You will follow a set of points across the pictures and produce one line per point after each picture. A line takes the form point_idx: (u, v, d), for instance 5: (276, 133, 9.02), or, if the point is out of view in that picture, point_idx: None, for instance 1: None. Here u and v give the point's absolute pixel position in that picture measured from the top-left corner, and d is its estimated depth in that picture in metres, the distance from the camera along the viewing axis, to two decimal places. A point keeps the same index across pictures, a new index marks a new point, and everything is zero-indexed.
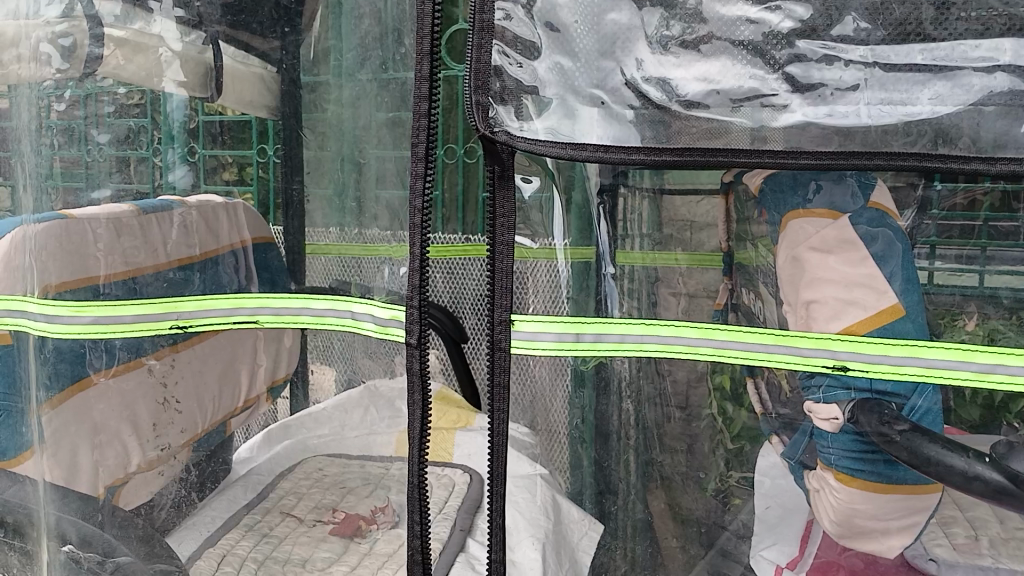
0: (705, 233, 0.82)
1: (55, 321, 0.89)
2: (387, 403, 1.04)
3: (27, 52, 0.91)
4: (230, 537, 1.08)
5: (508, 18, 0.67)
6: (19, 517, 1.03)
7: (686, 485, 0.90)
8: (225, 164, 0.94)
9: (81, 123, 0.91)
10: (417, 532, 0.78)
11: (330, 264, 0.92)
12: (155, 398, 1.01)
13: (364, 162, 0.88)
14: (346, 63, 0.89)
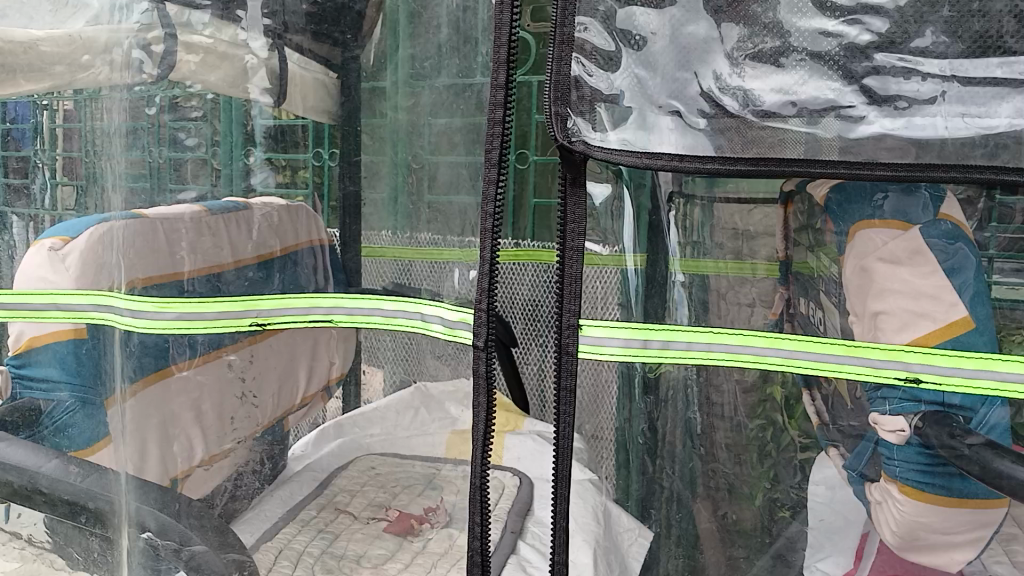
0: (759, 242, 0.83)
1: (139, 316, 0.92)
2: (437, 405, 1.09)
3: (120, 58, 0.94)
4: (288, 530, 1.12)
5: (587, 30, 0.68)
6: (101, 503, 0.97)
7: (734, 499, 0.90)
8: (280, 167, 0.95)
9: (168, 126, 0.94)
10: (477, 528, 0.78)
11: (385, 267, 0.94)
12: (235, 390, 1.03)
13: (418, 165, 0.90)
14: (414, 71, 0.89)
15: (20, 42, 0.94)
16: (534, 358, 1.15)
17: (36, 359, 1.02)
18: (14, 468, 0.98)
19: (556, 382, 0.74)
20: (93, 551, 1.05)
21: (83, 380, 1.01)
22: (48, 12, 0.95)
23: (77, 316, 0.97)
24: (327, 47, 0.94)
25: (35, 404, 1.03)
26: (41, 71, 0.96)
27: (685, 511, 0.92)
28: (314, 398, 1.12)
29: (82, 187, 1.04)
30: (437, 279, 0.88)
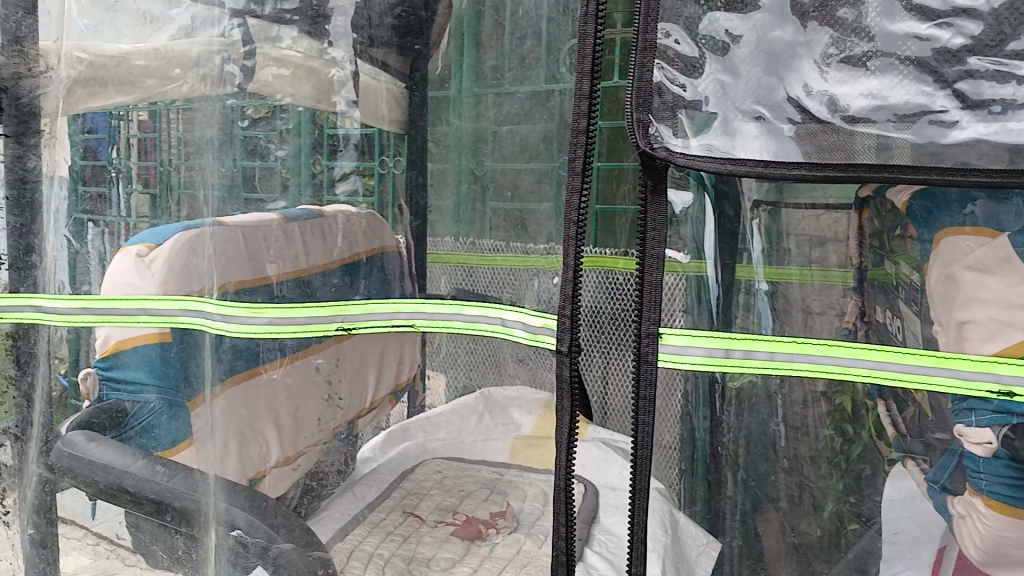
0: (830, 247, 0.81)
1: (231, 321, 0.93)
2: (501, 409, 1.10)
3: (211, 71, 0.97)
4: (358, 532, 1.14)
5: (670, 36, 0.68)
6: (187, 503, 1.01)
7: (797, 509, 0.89)
8: (347, 173, 0.95)
9: (264, 137, 0.95)
10: (562, 528, 0.79)
11: (450, 273, 0.93)
12: (321, 393, 1.07)
13: (482, 173, 0.92)
14: (484, 80, 0.91)
15: (112, 56, 0.98)
16: (597, 365, 1.01)
17: (123, 361, 1.03)
18: (101, 468, 1.01)
19: (635, 391, 0.74)
20: (175, 550, 1.06)
21: (170, 382, 1.02)
22: (132, 27, 0.98)
23: (167, 321, 0.98)
24: (406, 61, 0.95)
25: (121, 404, 1.04)
26: (135, 84, 0.99)
27: (743, 523, 0.91)
28: (382, 402, 1.11)
29: (157, 195, 1.01)
30: (517, 288, 0.89)
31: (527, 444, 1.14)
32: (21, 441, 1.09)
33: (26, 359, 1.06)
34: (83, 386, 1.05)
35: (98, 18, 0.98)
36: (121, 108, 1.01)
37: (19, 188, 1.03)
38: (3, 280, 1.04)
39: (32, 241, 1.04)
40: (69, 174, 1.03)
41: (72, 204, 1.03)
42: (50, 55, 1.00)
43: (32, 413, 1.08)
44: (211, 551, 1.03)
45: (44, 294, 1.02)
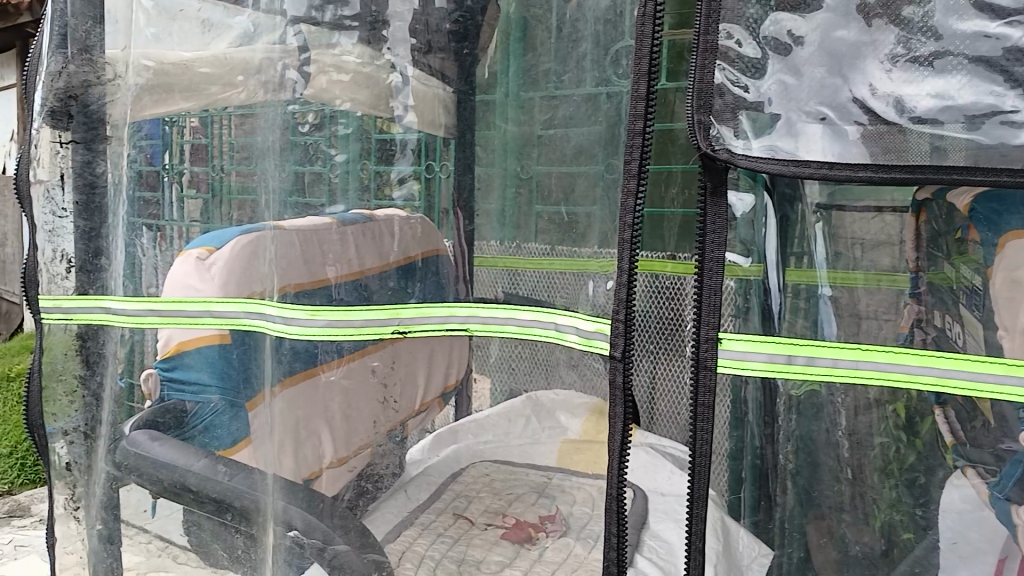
0: (880, 250, 0.80)
1: (292, 323, 0.96)
2: (549, 413, 1.17)
3: (273, 79, 0.99)
4: (408, 534, 1.14)
5: (731, 38, 0.69)
6: (246, 502, 1.03)
7: (852, 517, 0.86)
8: (389, 180, 0.95)
9: (324, 141, 0.96)
10: (613, 539, 0.77)
11: (497, 276, 0.97)
12: (377, 396, 1.08)
13: (527, 176, 0.94)
14: (528, 83, 0.93)
15: (179, 65, 1.01)
16: (645, 368, 1.00)
17: (185, 361, 1.04)
18: (165, 467, 1.03)
19: (693, 397, 0.73)
20: (236, 550, 1.08)
21: (232, 384, 1.04)
22: (193, 36, 1.01)
23: (228, 322, 1.02)
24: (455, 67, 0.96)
25: (183, 404, 1.07)
26: (199, 91, 1.02)
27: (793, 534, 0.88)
28: (431, 405, 1.17)
29: (207, 199, 1.04)
30: (574, 291, 0.90)
31: (576, 448, 1.20)
32: (89, 439, 1.11)
33: (94, 360, 1.09)
34: (144, 386, 1.07)
35: (165, 26, 1.01)
36: (171, 116, 1.03)
37: (87, 194, 1.06)
38: (71, 284, 1.07)
39: (101, 245, 1.06)
40: (128, 180, 1.04)
41: (132, 210, 1.05)
42: (117, 63, 1.03)
43: (99, 411, 1.10)
44: (269, 550, 1.05)
45: (115, 296, 1.06)
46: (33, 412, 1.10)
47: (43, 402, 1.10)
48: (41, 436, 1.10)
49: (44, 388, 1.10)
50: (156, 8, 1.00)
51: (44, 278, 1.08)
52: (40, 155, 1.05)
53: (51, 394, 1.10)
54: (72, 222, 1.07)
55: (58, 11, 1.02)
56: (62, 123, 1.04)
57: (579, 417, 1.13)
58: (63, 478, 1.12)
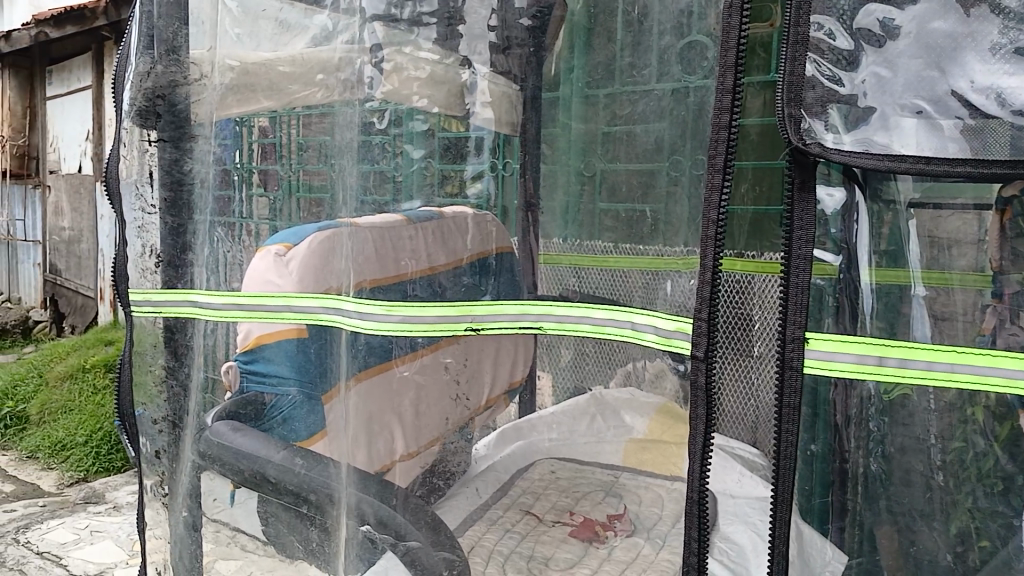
0: (958, 250, 0.78)
1: (370, 318, 0.94)
2: (614, 411, 1.14)
3: (351, 77, 0.99)
4: (476, 530, 1.15)
5: (823, 30, 0.68)
6: (320, 496, 1.04)
7: (928, 523, 0.83)
8: (449, 177, 0.96)
9: (396, 138, 0.96)
10: (695, 543, 0.76)
11: (563, 274, 1.00)
12: (451, 393, 1.11)
13: (591, 174, 0.94)
14: (595, 80, 0.95)
15: (262, 65, 1.03)
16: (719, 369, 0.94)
17: (265, 355, 1.07)
18: (246, 457, 1.06)
19: (777, 398, 0.72)
20: (310, 543, 1.09)
21: (310, 377, 1.06)
22: (270, 36, 1.03)
23: (308, 317, 1.02)
24: (522, 65, 1.03)
25: (262, 396, 1.09)
26: (280, 90, 1.04)
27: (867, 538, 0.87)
28: (497, 400, 1.22)
29: (279, 198, 1.05)
30: (653, 289, 0.89)
31: (640, 448, 1.19)
32: (175, 429, 1.15)
33: (183, 351, 1.12)
34: (225, 379, 1.09)
35: (249, 27, 1.03)
36: (238, 116, 1.06)
37: (175, 191, 1.08)
38: (159, 278, 1.11)
39: (187, 241, 1.09)
40: (212, 178, 1.07)
41: (215, 208, 1.07)
42: (203, 63, 1.05)
43: (186, 402, 1.14)
44: (341, 544, 1.06)
45: (201, 290, 1.09)
46: (123, 401, 1.14)
47: (133, 392, 1.15)
48: (132, 423, 1.15)
49: (135, 379, 1.15)
50: (240, 10, 1.03)
51: (135, 271, 1.12)
52: (132, 154, 1.09)
53: (142, 385, 1.15)
54: (160, 218, 1.09)
55: (145, 12, 1.05)
56: (149, 122, 1.07)
57: (645, 416, 1.11)
58: (154, 466, 1.17)
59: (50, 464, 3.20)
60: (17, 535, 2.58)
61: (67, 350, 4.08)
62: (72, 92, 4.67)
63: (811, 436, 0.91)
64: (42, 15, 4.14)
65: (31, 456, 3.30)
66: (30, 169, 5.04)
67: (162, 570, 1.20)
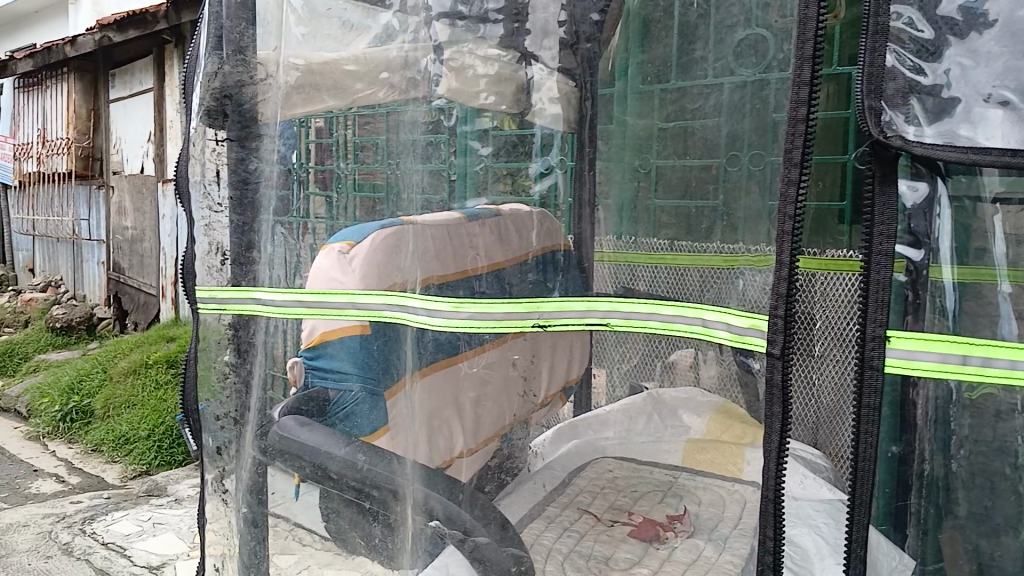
0: None
1: (436, 314, 0.93)
2: (670, 410, 1.20)
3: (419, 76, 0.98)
4: (535, 526, 1.16)
5: (903, 20, 0.66)
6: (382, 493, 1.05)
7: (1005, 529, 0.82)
8: (500, 175, 0.95)
9: (466, 135, 0.96)
10: (770, 543, 0.74)
11: (622, 271, 1.02)
12: (518, 390, 1.13)
13: (646, 169, 0.98)
14: (648, 77, 0.98)
15: (328, 63, 1.04)
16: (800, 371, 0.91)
17: (327, 351, 1.09)
18: (310, 452, 1.06)
19: (855, 398, 0.70)
20: (372, 538, 1.10)
21: (374, 373, 1.06)
22: (336, 36, 1.04)
23: (371, 314, 1.01)
24: (576, 61, 1.04)
25: (325, 391, 1.11)
26: (344, 89, 1.05)
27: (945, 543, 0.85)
28: (555, 397, 1.22)
29: (334, 195, 1.07)
30: (731, 288, 0.85)
31: (698, 448, 1.23)
32: (238, 425, 1.17)
33: (246, 349, 1.13)
34: (290, 374, 1.11)
35: (313, 27, 1.03)
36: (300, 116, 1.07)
37: (241, 190, 1.10)
38: (225, 275, 1.13)
39: (253, 239, 1.10)
40: (275, 178, 1.08)
41: (277, 209, 1.09)
42: (270, 64, 1.07)
43: (248, 399, 1.15)
44: (406, 540, 1.06)
45: (264, 287, 1.10)
46: (187, 396, 1.17)
47: (197, 388, 1.17)
48: (196, 417, 1.18)
49: (198, 375, 1.17)
50: (304, 10, 1.03)
51: (202, 269, 1.14)
52: (201, 153, 1.12)
53: (205, 381, 1.17)
54: (228, 216, 1.12)
55: (214, 14, 1.07)
56: (217, 121, 1.09)
57: (704, 415, 1.17)
58: (215, 462, 1.19)
59: (114, 457, 3.30)
60: (84, 525, 2.66)
61: (129, 346, 4.20)
62: (134, 95, 4.80)
63: (893, 436, 0.82)
64: (107, 21, 4.27)
65: (97, 449, 3.41)
66: (95, 170, 5.16)
67: (220, 564, 1.22)
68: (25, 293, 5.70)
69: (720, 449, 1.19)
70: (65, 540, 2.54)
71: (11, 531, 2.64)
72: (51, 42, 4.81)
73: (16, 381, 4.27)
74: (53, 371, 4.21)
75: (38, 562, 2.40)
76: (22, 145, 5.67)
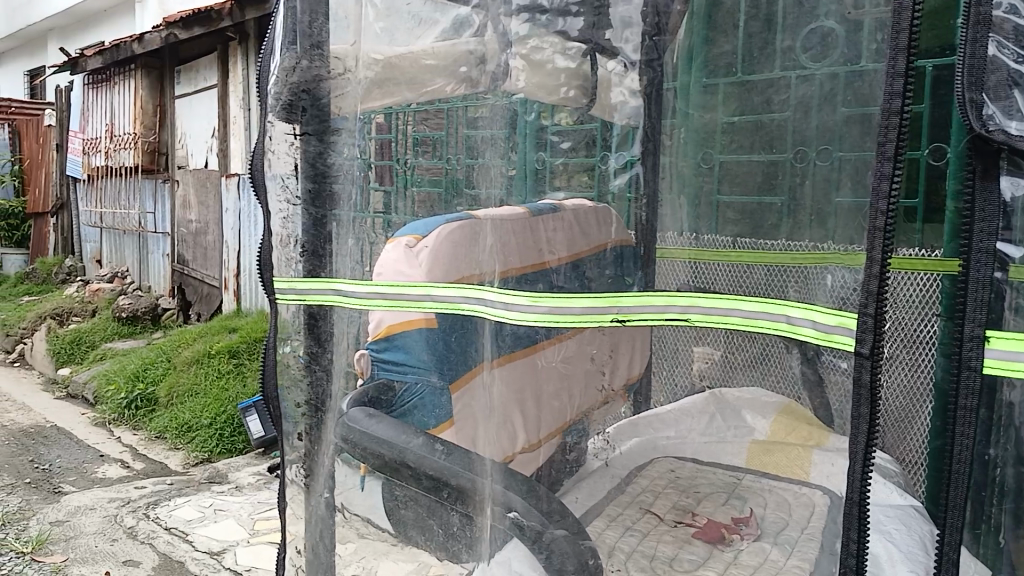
0: None
1: (513, 308, 0.94)
2: (733, 411, 1.19)
3: (496, 70, 1.01)
4: (597, 524, 1.14)
5: (1004, 9, 0.64)
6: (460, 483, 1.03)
7: None
8: (563, 170, 0.95)
9: (540, 128, 0.96)
10: (853, 545, 0.72)
11: (677, 267, 0.98)
12: (595, 384, 1.12)
13: (711, 165, 0.94)
14: (712, 69, 0.95)
15: (406, 57, 1.06)
16: (890, 372, 0.99)
17: (396, 342, 1.10)
18: (385, 443, 1.06)
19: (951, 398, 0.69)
20: (450, 527, 1.09)
21: (448, 366, 1.07)
22: (405, 31, 1.05)
23: (448, 306, 1.02)
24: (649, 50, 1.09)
25: (391, 383, 1.12)
26: (419, 84, 1.06)
27: None
28: (616, 396, 1.18)
29: (390, 191, 1.08)
30: (816, 284, 0.83)
31: (764, 450, 1.24)
32: (320, 412, 1.16)
33: (326, 337, 1.14)
34: (357, 365, 1.13)
35: (391, 22, 1.05)
36: (362, 113, 1.07)
37: (318, 183, 1.10)
38: (303, 267, 1.13)
39: (329, 231, 1.11)
40: (358, 172, 1.09)
41: (361, 202, 1.09)
42: (347, 58, 1.07)
43: (329, 385, 1.16)
44: (482, 531, 1.05)
45: (346, 279, 1.11)
46: (267, 384, 1.16)
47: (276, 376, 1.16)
48: (275, 403, 1.17)
49: (276, 362, 1.16)
50: (382, 3, 1.05)
51: (280, 260, 1.15)
52: (276, 149, 1.12)
53: (283, 368, 1.17)
54: (303, 210, 1.12)
55: (291, 8, 1.07)
56: (295, 117, 1.09)
57: (769, 416, 1.17)
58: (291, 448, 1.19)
59: (177, 443, 3.38)
60: (147, 510, 2.73)
61: (192, 336, 4.30)
62: (199, 91, 4.91)
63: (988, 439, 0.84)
64: (172, 18, 4.37)
65: (160, 435, 3.49)
66: (160, 164, 5.28)
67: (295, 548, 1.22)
68: (94, 283, 5.87)
69: (789, 453, 1.18)
70: (130, 524, 2.62)
71: (79, 513, 2.73)
72: (120, 39, 4.94)
73: (85, 368, 4.40)
74: (120, 359, 4.33)
75: (105, 544, 2.48)
76: (92, 139, 5.84)
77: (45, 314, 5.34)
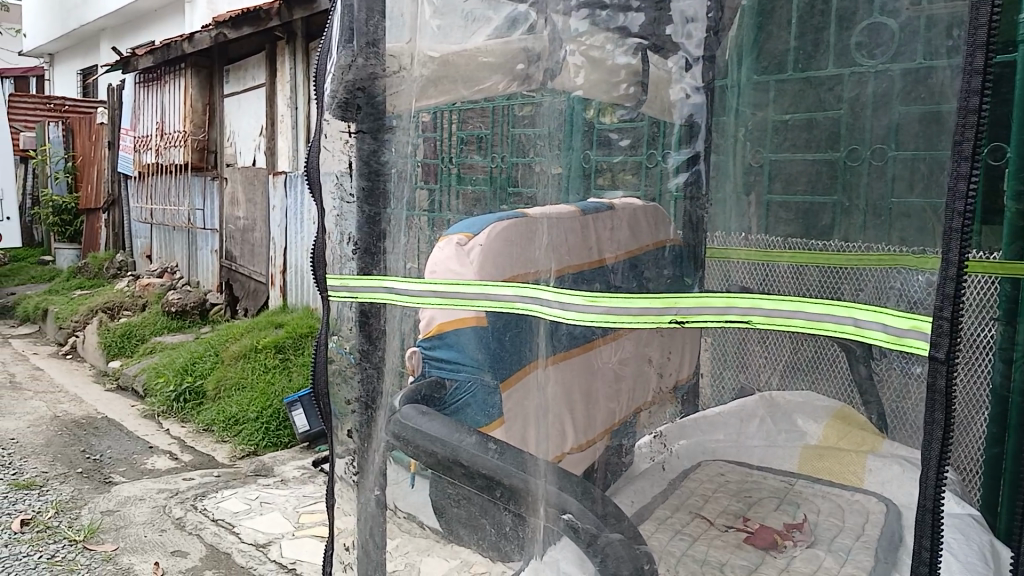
0: None
1: (569, 308, 0.93)
2: (785, 415, 1.19)
3: (553, 67, 1.01)
4: (647, 525, 1.12)
5: None
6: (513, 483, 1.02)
7: None
8: (624, 167, 0.96)
9: (598, 128, 0.97)
10: (926, 553, 0.71)
11: (733, 268, 0.94)
12: (653, 387, 1.10)
13: (760, 163, 0.92)
14: (765, 67, 0.95)
15: (462, 54, 1.05)
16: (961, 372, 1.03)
17: (446, 340, 1.08)
18: (438, 441, 1.05)
19: None
20: (503, 527, 1.07)
21: (502, 365, 1.06)
22: (460, 29, 1.05)
23: (503, 305, 1.02)
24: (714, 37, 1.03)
25: (443, 380, 1.11)
26: (474, 81, 1.06)
27: None
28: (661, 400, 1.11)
29: (437, 190, 1.09)
30: (886, 289, 0.80)
31: (818, 455, 1.23)
32: (370, 410, 1.16)
33: (378, 334, 1.14)
34: (409, 362, 1.12)
35: (449, 19, 1.05)
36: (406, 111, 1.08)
37: (371, 180, 1.10)
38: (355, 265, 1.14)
39: (383, 229, 1.11)
40: (410, 170, 1.09)
41: (411, 200, 1.10)
42: (402, 56, 1.08)
43: (381, 383, 1.16)
44: (536, 530, 1.03)
45: (396, 276, 1.11)
46: None
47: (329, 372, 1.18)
48: None
49: None
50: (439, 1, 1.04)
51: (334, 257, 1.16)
52: (331, 145, 1.12)
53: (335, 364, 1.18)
54: (357, 207, 1.11)
55: (349, 6, 1.08)
56: (349, 115, 1.09)
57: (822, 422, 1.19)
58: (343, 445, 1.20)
59: (225, 436, 3.44)
60: (195, 501, 2.77)
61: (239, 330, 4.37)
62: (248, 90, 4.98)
63: None
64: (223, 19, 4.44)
65: (208, 428, 3.55)
66: (209, 162, 5.38)
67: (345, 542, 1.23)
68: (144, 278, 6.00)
69: (844, 458, 1.20)
70: (178, 515, 2.66)
71: (129, 504, 2.78)
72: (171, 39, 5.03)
73: (136, 360, 4.50)
74: (169, 352, 4.42)
75: (154, 534, 2.53)
76: (143, 137, 5.96)
77: (97, 307, 5.47)
